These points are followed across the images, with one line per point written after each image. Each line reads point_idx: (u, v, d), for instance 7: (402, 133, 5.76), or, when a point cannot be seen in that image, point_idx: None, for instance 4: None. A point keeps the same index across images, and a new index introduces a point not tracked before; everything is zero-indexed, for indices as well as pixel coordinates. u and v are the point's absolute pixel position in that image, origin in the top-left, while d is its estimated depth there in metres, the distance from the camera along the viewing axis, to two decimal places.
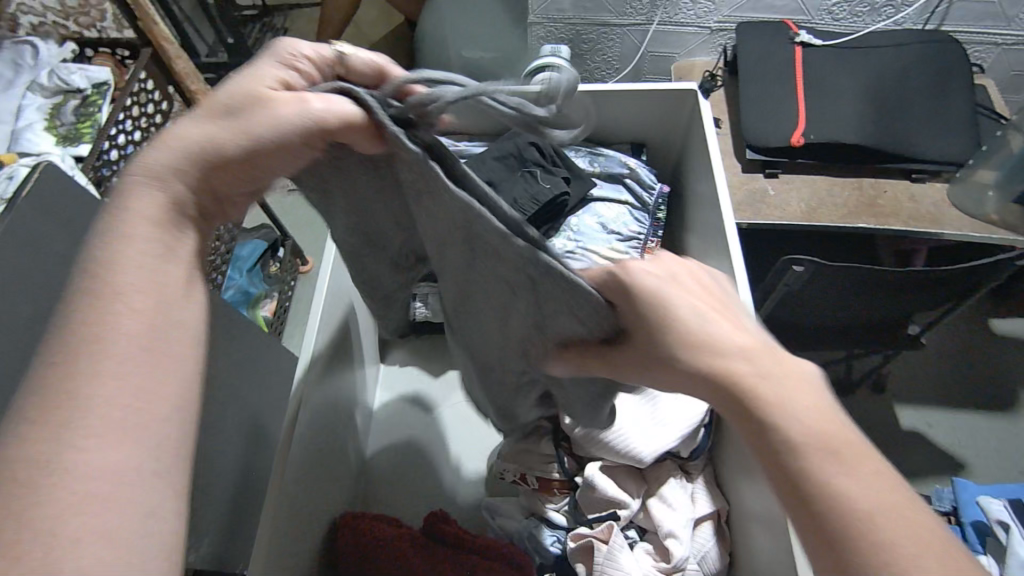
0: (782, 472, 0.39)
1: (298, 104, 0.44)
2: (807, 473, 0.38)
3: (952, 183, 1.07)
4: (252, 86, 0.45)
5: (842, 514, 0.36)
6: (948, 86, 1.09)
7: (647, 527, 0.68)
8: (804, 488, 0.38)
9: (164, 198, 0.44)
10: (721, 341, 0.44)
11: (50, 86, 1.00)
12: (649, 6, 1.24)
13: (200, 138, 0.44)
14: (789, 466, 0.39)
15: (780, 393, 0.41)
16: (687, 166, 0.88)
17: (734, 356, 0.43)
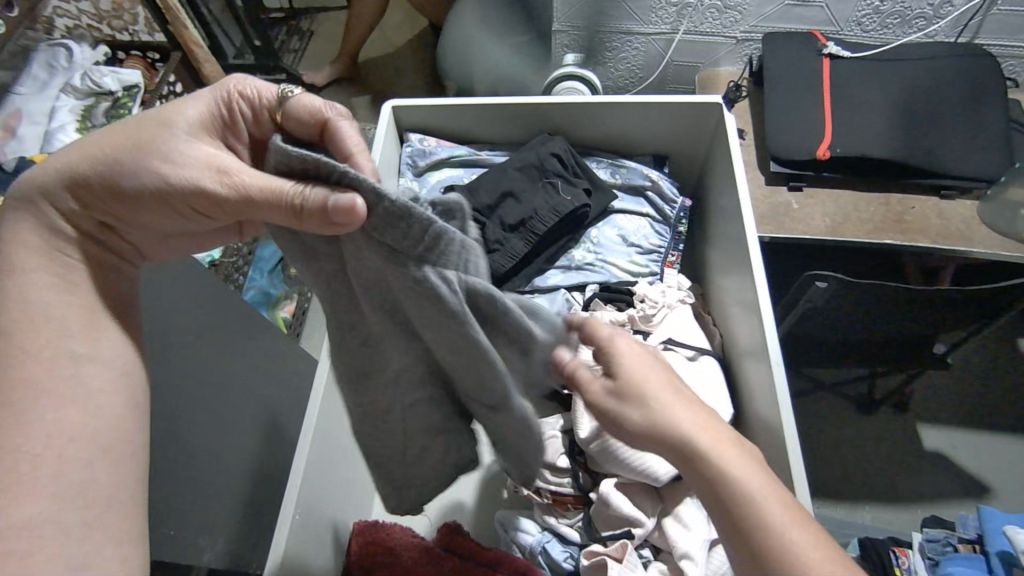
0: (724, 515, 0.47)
1: (188, 169, 0.48)
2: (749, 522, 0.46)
3: (982, 201, 1.05)
4: (164, 132, 0.50)
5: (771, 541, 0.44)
6: (981, 101, 1.07)
7: (662, 546, 0.67)
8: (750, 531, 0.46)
9: (37, 219, 0.52)
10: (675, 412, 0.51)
11: (83, 87, 1.02)
12: (675, 15, 1.24)
13: (91, 165, 0.51)
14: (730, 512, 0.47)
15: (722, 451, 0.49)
16: (710, 179, 0.87)
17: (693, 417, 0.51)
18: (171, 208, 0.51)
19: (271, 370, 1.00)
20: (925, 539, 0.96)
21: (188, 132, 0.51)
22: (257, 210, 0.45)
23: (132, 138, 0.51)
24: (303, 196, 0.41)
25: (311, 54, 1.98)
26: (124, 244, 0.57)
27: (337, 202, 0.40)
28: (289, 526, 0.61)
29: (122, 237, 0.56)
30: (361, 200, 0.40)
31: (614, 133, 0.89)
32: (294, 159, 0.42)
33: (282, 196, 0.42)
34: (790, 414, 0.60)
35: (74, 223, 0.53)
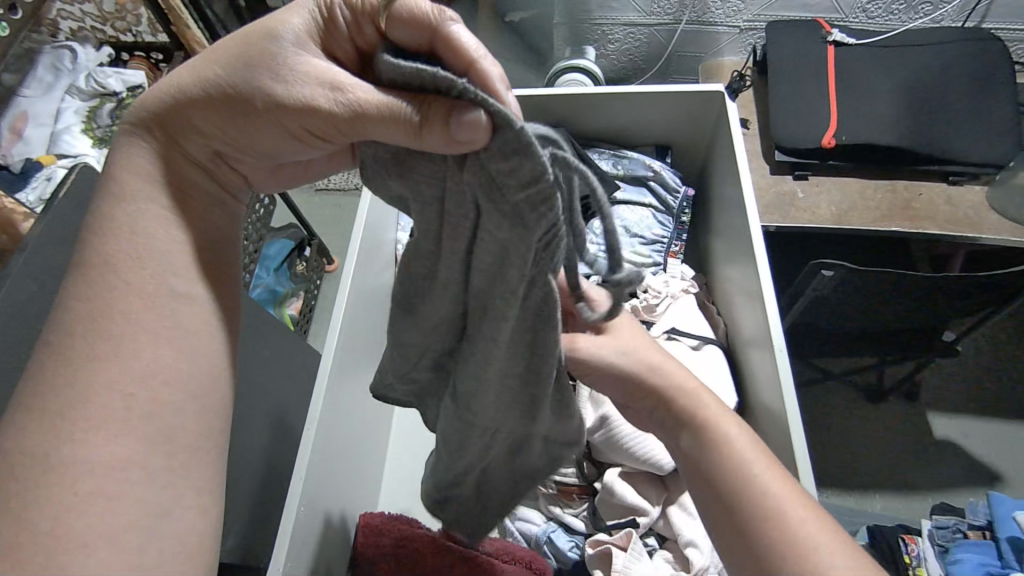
0: (719, 505, 0.49)
1: (292, 76, 0.40)
2: (742, 506, 0.47)
3: (991, 186, 1.03)
4: (253, 40, 0.42)
5: (751, 502, 0.47)
6: (989, 85, 1.05)
7: (667, 535, 0.67)
8: (742, 518, 0.47)
9: (140, 144, 0.46)
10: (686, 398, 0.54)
11: (88, 89, 1.04)
12: (677, 6, 1.23)
13: (182, 86, 0.44)
14: (726, 500, 0.48)
15: (724, 440, 0.51)
16: (713, 168, 0.86)
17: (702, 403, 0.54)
18: (282, 131, 0.42)
19: (279, 366, 1.01)
20: (935, 526, 0.96)
21: (298, 43, 0.41)
22: (371, 128, 0.37)
23: (235, 51, 0.42)
24: (423, 113, 0.34)
25: None
26: (234, 176, 0.49)
27: (460, 122, 0.32)
28: (294, 518, 0.61)
29: (228, 170, 0.48)
30: (484, 111, 0.32)
31: (617, 124, 0.89)
32: (408, 76, 0.35)
33: (401, 113, 0.35)
34: (795, 401, 0.59)
35: (191, 152, 0.46)
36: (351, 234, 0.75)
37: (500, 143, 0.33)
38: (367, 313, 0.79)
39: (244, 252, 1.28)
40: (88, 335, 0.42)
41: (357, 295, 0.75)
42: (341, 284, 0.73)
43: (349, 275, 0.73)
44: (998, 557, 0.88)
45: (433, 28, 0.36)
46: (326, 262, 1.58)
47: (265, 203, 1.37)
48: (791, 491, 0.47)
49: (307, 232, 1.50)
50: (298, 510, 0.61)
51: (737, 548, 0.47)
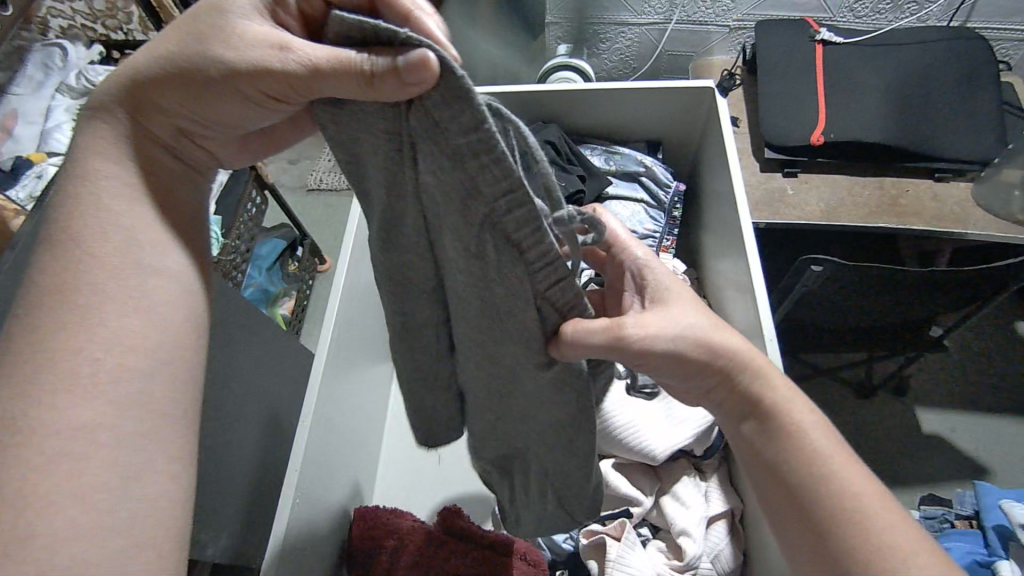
0: (799, 508, 0.46)
1: (238, 42, 0.40)
2: (828, 517, 0.44)
3: (976, 182, 1.05)
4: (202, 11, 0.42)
5: (819, 483, 0.46)
6: (974, 83, 1.07)
7: (660, 525, 0.68)
8: (822, 527, 0.44)
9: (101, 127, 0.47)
10: (765, 391, 0.51)
11: (78, 87, 1.02)
12: (668, 5, 1.24)
13: (136, 66, 0.45)
14: (805, 505, 0.46)
15: (803, 439, 0.48)
16: (704, 164, 0.87)
17: (779, 396, 0.50)
18: (239, 95, 0.42)
19: (272, 364, 1.01)
20: (923, 517, 0.98)
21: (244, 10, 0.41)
22: (322, 85, 0.36)
23: (190, 30, 0.43)
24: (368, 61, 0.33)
25: None
26: (197, 150, 0.50)
27: (406, 60, 0.31)
28: (289, 509, 0.61)
29: (193, 145, 0.49)
30: (434, 56, 0.31)
31: (608, 120, 0.90)
32: (353, 29, 0.34)
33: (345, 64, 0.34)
34: None
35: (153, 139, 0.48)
36: (345, 231, 0.75)
37: (442, 89, 0.32)
38: (361, 308, 0.79)
39: (236, 251, 1.28)
40: (70, 311, 0.42)
41: (351, 290, 0.75)
42: (335, 280, 0.73)
43: (343, 271, 0.74)
44: (983, 545, 0.89)
45: None
46: (318, 263, 1.57)
47: (257, 201, 1.37)
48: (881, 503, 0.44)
49: (299, 232, 1.50)
50: (292, 503, 0.62)
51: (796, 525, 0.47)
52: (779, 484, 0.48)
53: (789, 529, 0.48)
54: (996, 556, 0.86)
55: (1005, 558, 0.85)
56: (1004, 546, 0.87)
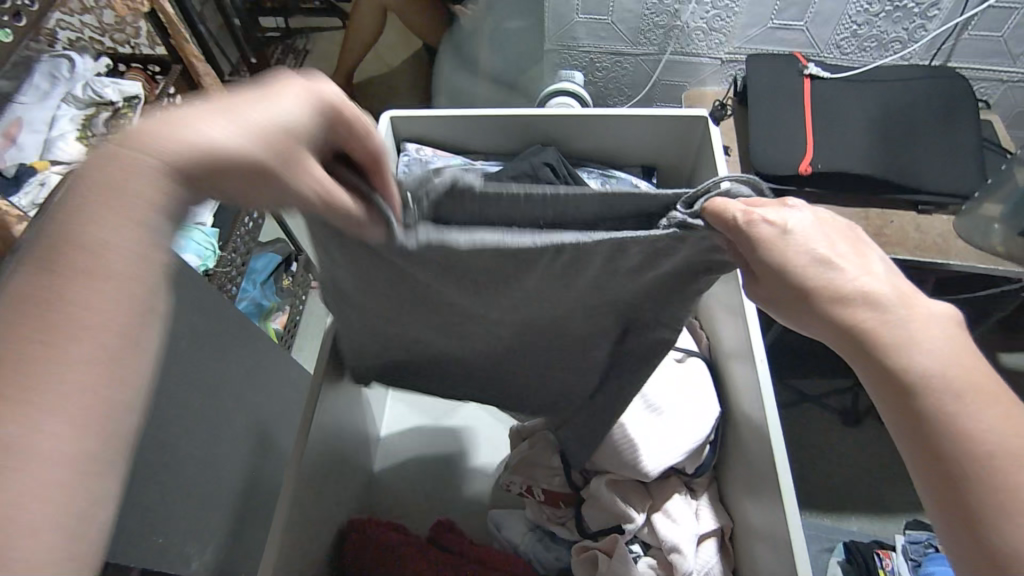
0: (967, 505, 0.35)
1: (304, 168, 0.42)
2: (1011, 520, 0.34)
3: (958, 215, 1.09)
4: (272, 117, 0.41)
5: (965, 448, 0.36)
6: (955, 120, 1.11)
7: (652, 542, 0.68)
8: (995, 529, 0.34)
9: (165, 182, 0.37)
10: (920, 353, 0.39)
11: (84, 98, 1.04)
12: (663, 36, 1.28)
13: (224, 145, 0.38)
14: (969, 500, 0.35)
15: (967, 409, 0.37)
16: (696, 190, 0.90)
17: (936, 360, 0.38)
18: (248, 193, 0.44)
19: (265, 377, 1.01)
20: (908, 541, 0.99)
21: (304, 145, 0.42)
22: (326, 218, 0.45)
23: (275, 154, 0.40)
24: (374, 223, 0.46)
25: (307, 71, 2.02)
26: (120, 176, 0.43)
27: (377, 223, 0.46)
28: (284, 523, 0.61)
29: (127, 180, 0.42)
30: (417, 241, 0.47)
31: (605, 145, 0.92)
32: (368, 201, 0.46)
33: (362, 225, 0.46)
34: (775, 410, 0.61)
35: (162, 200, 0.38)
36: None
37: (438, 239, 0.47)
38: None
39: (232, 263, 1.28)
40: None
41: None
42: None
43: None
44: None
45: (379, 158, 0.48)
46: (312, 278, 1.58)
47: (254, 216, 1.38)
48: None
49: (295, 247, 1.51)
50: (287, 516, 0.61)
51: (935, 497, 0.37)
52: (933, 467, 0.37)
53: (947, 528, 0.37)
54: None
55: None
56: None
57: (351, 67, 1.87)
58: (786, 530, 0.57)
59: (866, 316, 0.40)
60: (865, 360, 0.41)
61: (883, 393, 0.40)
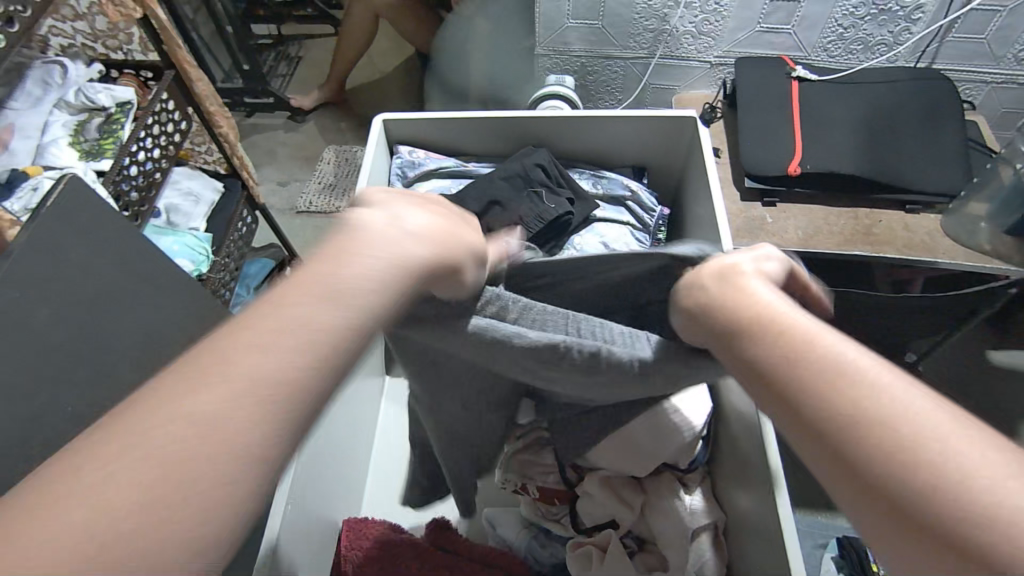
0: (867, 484, 0.34)
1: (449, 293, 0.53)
2: (909, 485, 0.32)
3: (945, 214, 1.10)
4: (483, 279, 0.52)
5: (842, 435, 0.35)
6: (941, 120, 1.13)
7: (646, 536, 0.70)
8: (903, 501, 0.32)
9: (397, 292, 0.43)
10: (773, 336, 0.40)
11: (77, 103, 1.05)
12: (652, 40, 1.30)
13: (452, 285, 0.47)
14: (864, 474, 0.34)
15: (838, 396, 0.36)
16: (687, 190, 0.91)
17: (791, 336, 0.40)
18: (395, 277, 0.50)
19: None
20: None
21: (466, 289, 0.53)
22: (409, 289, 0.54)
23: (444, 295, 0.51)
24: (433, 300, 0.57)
25: (300, 78, 2.03)
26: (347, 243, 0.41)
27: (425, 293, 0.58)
28: (278, 522, 0.61)
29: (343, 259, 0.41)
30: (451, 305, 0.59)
31: (595, 146, 0.93)
32: None
33: None
34: (767, 409, 0.62)
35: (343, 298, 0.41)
36: None
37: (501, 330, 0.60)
38: None
39: (225, 269, 1.28)
40: None
41: None
42: None
43: None
44: None
45: None
46: None
47: (248, 221, 1.38)
48: (959, 432, 0.33)
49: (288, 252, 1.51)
50: (282, 515, 0.62)
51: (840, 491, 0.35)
52: (819, 449, 0.36)
53: (865, 518, 0.34)
54: None
55: None
56: None
57: (344, 73, 1.88)
58: (777, 523, 0.58)
59: (741, 329, 0.42)
60: (743, 367, 0.42)
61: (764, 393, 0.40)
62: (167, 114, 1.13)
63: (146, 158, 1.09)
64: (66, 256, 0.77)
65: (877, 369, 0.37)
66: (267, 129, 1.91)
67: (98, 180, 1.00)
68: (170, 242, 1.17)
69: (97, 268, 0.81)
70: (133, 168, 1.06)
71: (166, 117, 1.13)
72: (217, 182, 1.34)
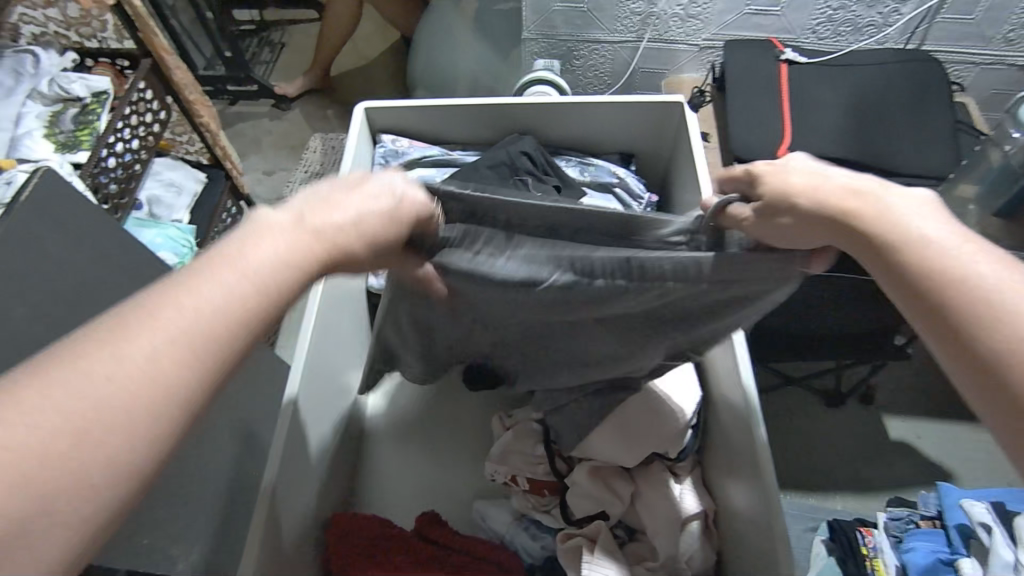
0: (982, 363, 0.36)
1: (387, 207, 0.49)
2: (1011, 361, 0.35)
3: (933, 196, 1.10)
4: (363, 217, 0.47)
5: (964, 302, 0.37)
6: (929, 102, 1.12)
7: (636, 527, 0.69)
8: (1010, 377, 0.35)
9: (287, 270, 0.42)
10: (890, 228, 0.42)
11: (50, 94, 1.02)
12: (640, 24, 1.28)
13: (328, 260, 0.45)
14: (992, 355, 0.36)
15: (960, 267, 0.39)
16: (675, 176, 0.90)
17: (917, 230, 0.41)
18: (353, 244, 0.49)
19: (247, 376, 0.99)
20: (889, 517, 1.00)
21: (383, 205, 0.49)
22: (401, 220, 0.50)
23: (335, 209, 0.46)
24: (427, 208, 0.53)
25: (283, 64, 1.99)
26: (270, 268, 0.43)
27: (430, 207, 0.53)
28: (262, 516, 0.61)
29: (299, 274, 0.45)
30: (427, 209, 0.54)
31: (582, 133, 0.92)
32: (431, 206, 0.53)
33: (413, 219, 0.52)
34: (755, 396, 0.61)
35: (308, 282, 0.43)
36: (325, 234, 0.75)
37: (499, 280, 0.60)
38: (340, 312, 0.79)
39: None
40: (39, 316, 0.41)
41: (329, 294, 0.75)
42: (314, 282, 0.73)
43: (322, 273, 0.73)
44: (946, 544, 0.92)
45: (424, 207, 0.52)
46: None
47: (231, 212, 1.36)
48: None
49: None
50: (266, 508, 0.61)
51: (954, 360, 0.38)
52: (938, 318, 0.39)
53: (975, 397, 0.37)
54: (958, 555, 0.90)
55: (966, 556, 0.89)
56: (965, 545, 0.90)
57: (327, 60, 1.84)
58: (765, 510, 0.58)
59: (853, 211, 0.44)
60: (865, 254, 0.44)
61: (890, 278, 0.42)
62: (145, 103, 1.11)
63: (124, 149, 1.07)
64: (44, 251, 0.76)
65: (990, 260, 0.39)
66: (250, 117, 1.88)
67: (75, 173, 0.97)
68: (152, 234, 1.14)
69: (75, 263, 0.80)
70: (110, 159, 1.04)
71: (144, 106, 1.10)
72: (200, 173, 1.32)
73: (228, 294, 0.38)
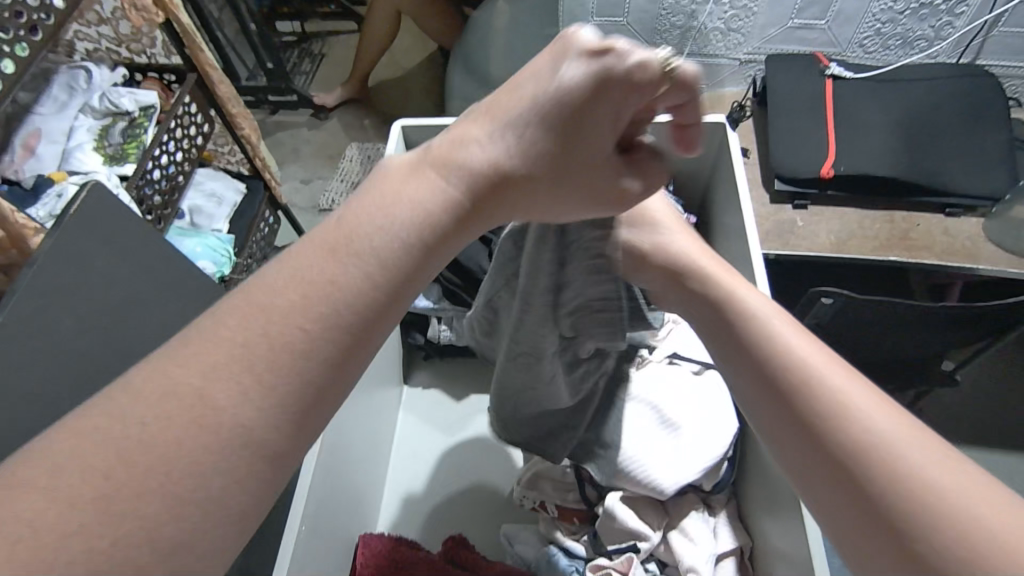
0: (852, 482, 0.42)
1: (524, 95, 0.46)
2: (887, 484, 0.41)
3: (987, 218, 1.05)
4: (503, 103, 0.47)
5: (840, 429, 0.44)
6: (985, 119, 1.07)
7: (668, 561, 0.68)
8: (879, 496, 0.41)
9: (435, 189, 0.45)
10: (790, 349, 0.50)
11: (101, 108, 1.06)
12: (679, 37, 1.26)
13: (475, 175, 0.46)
14: (863, 476, 0.42)
15: (844, 392, 0.46)
16: (713, 196, 0.88)
17: (807, 359, 0.49)
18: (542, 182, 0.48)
19: None
20: None
21: (541, 83, 0.45)
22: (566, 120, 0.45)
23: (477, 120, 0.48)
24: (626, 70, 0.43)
25: (322, 76, 2.03)
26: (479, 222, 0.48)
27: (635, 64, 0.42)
28: (293, 539, 0.61)
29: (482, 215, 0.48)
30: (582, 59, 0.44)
31: None
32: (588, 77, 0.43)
33: (564, 103, 0.44)
34: None
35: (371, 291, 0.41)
36: None
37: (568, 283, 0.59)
38: None
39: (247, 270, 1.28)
40: None
41: None
42: None
43: None
44: None
45: (596, 78, 0.43)
46: None
47: (270, 222, 1.39)
48: (928, 447, 0.42)
49: None
50: (298, 530, 0.61)
51: (828, 479, 0.44)
52: (816, 441, 0.45)
53: (851, 523, 0.42)
54: None
55: None
56: None
57: (366, 72, 1.87)
58: (804, 549, 0.55)
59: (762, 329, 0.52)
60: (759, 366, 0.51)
61: (771, 394, 0.49)
62: (190, 117, 1.14)
63: (168, 162, 1.10)
64: (90, 264, 0.78)
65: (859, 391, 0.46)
66: (289, 127, 1.91)
67: (122, 186, 1.01)
68: (193, 244, 1.18)
69: (120, 274, 0.82)
70: (155, 172, 1.07)
71: (188, 120, 1.13)
72: (240, 184, 1.34)
73: (303, 278, 0.39)
